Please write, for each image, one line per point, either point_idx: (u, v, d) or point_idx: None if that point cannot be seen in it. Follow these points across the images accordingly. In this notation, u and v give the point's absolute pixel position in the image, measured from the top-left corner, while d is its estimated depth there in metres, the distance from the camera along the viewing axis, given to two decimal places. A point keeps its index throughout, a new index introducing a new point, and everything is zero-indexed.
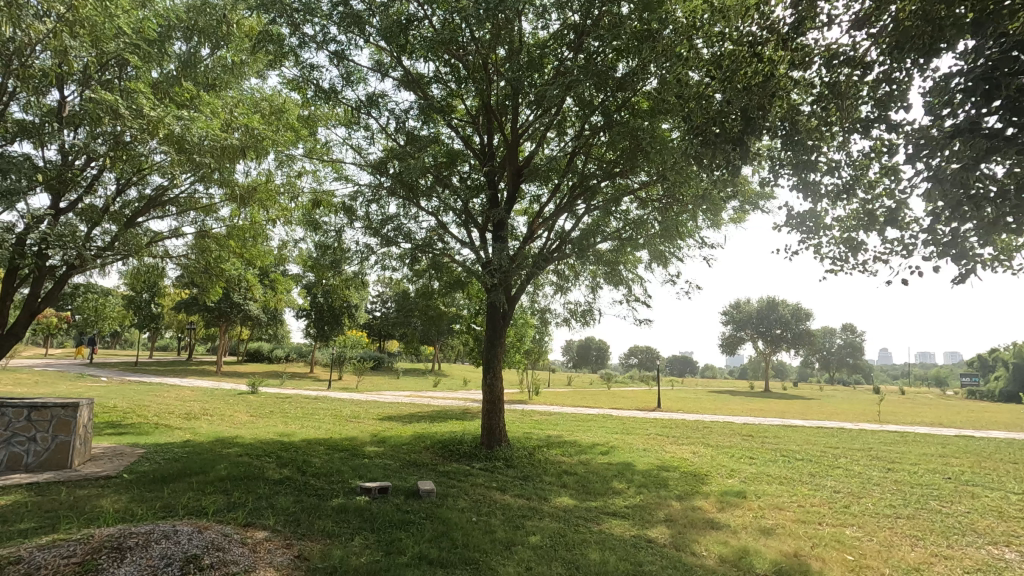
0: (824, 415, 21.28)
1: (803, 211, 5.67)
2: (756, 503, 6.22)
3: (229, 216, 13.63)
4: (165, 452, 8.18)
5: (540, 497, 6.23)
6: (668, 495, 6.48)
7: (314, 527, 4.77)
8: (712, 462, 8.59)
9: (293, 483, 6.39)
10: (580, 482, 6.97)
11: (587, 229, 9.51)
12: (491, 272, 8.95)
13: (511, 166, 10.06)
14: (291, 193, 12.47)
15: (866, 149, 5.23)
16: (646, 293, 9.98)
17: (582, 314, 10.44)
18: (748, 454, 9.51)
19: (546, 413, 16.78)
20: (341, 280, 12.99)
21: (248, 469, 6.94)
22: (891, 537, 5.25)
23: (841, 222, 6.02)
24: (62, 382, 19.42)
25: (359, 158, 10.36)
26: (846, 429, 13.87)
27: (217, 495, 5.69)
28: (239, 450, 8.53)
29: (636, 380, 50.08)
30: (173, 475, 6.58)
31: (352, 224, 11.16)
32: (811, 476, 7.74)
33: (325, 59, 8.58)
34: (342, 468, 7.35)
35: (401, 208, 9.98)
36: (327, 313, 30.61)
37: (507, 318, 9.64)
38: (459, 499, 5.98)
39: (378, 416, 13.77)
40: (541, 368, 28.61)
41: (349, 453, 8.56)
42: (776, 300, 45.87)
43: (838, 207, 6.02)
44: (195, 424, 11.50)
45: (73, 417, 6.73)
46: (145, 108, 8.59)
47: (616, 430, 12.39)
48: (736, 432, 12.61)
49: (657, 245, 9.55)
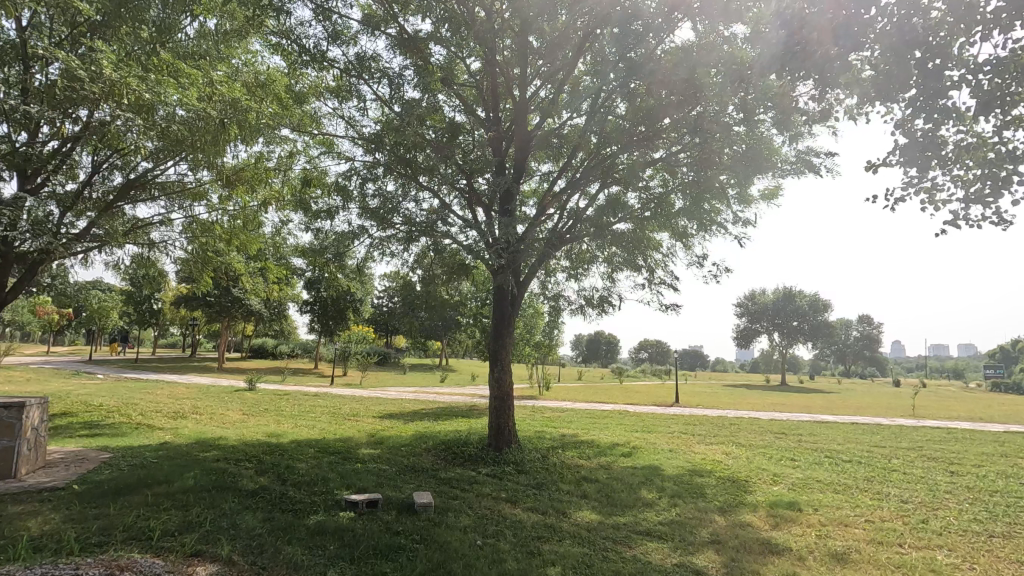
0: (850, 409, 20.10)
1: (924, 134, 4.59)
2: (817, 518, 5.21)
3: (217, 202, 12.75)
4: (134, 456, 7.27)
5: (558, 511, 5.27)
6: (708, 507, 5.50)
7: (280, 558, 3.84)
8: (750, 465, 7.60)
9: (267, 496, 5.47)
10: (603, 492, 6.00)
11: (606, 204, 8.54)
12: (499, 251, 7.95)
13: (519, 134, 9.13)
14: (283, 173, 11.55)
15: (999, 58, 4.26)
16: (671, 276, 8.95)
17: (598, 301, 9.48)
18: (787, 455, 8.50)
19: (558, 409, 15.80)
20: (338, 271, 12.12)
21: (220, 478, 6.03)
22: (997, 565, 4.26)
23: (968, 158, 4.86)
24: (54, 380, 18.81)
25: (353, 131, 9.43)
26: (885, 425, 12.76)
27: (172, 513, 4.76)
28: (217, 454, 7.61)
29: (648, 374, 49.04)
30: (130, 485, 5.66)
31: (346, 206, 10.22)
32: (869, 483, 6.72)
33: (309, 13, 7.68)
34: (329, 475, 6.42)
35: (400, 187, 9.07)
36: (331, 307, 29.85)
37: (517, 307, 8.65)
38: (462, 515, 5.03)
39: (378, 414, 12.88)
40: (550, 363, 27.69)
41: (340, 457, 7.62)
42: (792, 290, 44.55)
43: (965, 137, 4.88)
44: (179, 424, 10.62)
45: (18, 420, 5.82)
46: (108, 71, 7.67)
47: (635, 427, 11.39)
48: (766, 429, 11.60)
49: (688, 220, 8.61)
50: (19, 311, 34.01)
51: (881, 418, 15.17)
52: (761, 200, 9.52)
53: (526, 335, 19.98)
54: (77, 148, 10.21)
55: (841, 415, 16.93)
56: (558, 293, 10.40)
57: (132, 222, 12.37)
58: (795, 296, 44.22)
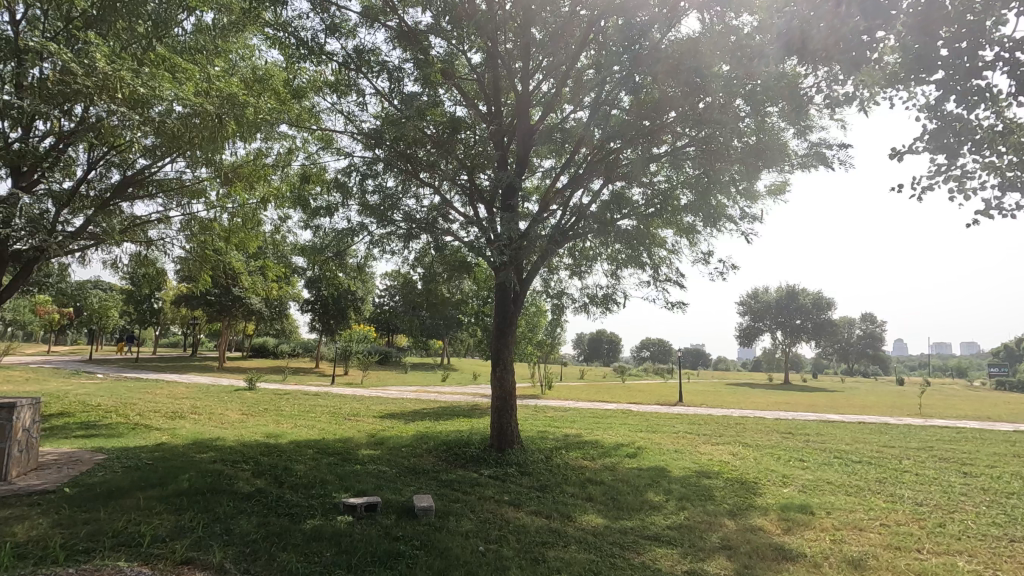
0: (856, 408, 20.01)
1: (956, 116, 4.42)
2: (831, 522, 5.04)
3: (216, 200, 12.61)
4: (129, 458, 7.12)
5: (563, 515, 5.11)
6: (717, 510, 5.34)
7: (273, 566, 3.68)
8: (758, 466, 7.44)
9: (263, 499, 5.31)
10: (609, 495, 5.83)
11: (609, 201, 8.38)
12: (501, 248, 7.80)
13: (522, 127, 8.93)
14: (282, 169, 11.40)
15: None
16: (677, 273, 8.78)
17: (602, 299, 9.32)
18: (796, 455, 8.33)
19: (561, 408, 15.63)
20: (339, 270, 11.97)
21: (216, 480, 5.88)
22: (1021, 571, 4.09)
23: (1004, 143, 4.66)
24: (53, 380, 18.70)
25: (352, 127, 9.27)
26: (893, 424, 12.58)
27: (164, 517, 4.60)
28: (214, 455, 7.46)
29: (651, 372, 48.88)
30: (123, 488, 5.50)
31: (346, 203, 10.06)
32: (881, 484, 6.55)
33: (307, 6, 7.54)
34: (327, 477, 6.26)
35: (400, 184, 8.92)
36: (332, 305, 29.76)
37: (519, 304, 8.49)
38: (463, 519, 4.87)
39: (379, 413, 12.72)
40: (552, 362, 27.55)
41: (340, 458, 7.46)
42: (795, 288, 44.33)
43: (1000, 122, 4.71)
44: (177, 425, 10.48)
45: (9, 421, 5.67)
46: (103, 66, 7.54)
47: (640, 427, 11.22)
48: (772, 429, 11.42)
49: (694, 216, 8.44)
50: (21, 312, 34.00)
51: (888, 417, 14.98)
52: (768, 196, 9.35)
53: (528, 333, 19.82)
54: (74, 145, 10.08)
55: (847, 414, 16.71)
56: (561, 291, 10.25)
57: (130, 220, 12.24)
58: (799, 294, 44.00)
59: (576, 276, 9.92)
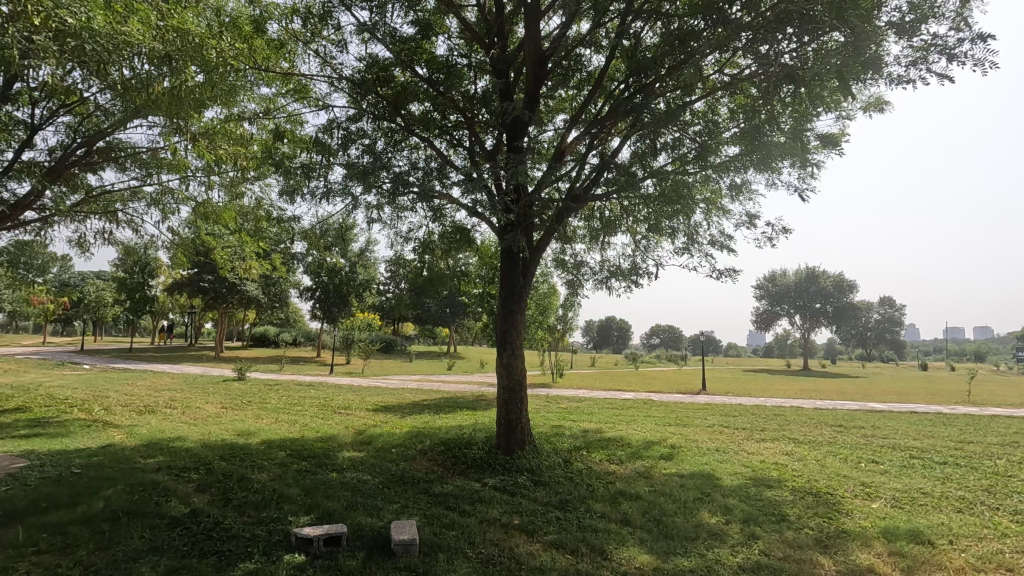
0: (895, 395, 18.48)
1: None
2: (964, 560, 3.68)
3: (186, 172, 11.15)
4: (54, 466, 5.79)
5: (593, 549, 3.76)
6: (803, 540, 3.98)
7: None
8: (825, 471, 6.06)
9: (192, 526, 4.00)
10: (649, 516, 4.47)
11: (639, 149, 6.88)
12: (507, 206, 6.36)
13: (533, 60, 7.33)
14: (259, 131, 9.98)
15: None
16: (720, 236, 7.31)
17: (628, 271, 7.89)
18: (864, 455, 6.93)
19: (575, 399, 14.28)
20: (331, 252, 10.59)
21: (142, 498, 4.55)
22: None
23: None
24: (34, 372, 17.51)
25: (330, 71, 7.78)
26: (953, 415, 11.10)
27: (36, 562, 3.29)
28: (163, 460, 6.17)
29: (662, 359, 47.19)
30: (12, 512, 4.19)
31: (330, 165, 8.63)
32: (996, 496, 5.15)
33: None
34: (289, 492, 4.93)
35: (387, 138, 7.46)
36: (332, 293, 28.59)
37: (529, 276, 7.07)
38: (457, 558, 3.54)
39: (373, 407, 11.41)
40: (563, 350, 26.23)
41: (314, 464, 6.13)
42: (815, 272, 42.61)
43: None
44: (141, 422, 9.19)
45: None
46: None
47: (667, 421, 9.83)
48: (820, 421, 10.00)
49: (743, 169, 6.90)
50: (17, 304, 32.94)
51: (938, 406, 13.40)
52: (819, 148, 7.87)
53: (539, 317, 18.43)
54: (14, 100, 8.62)
55: (890, 402, 15.19)
56: (577, 265, 8.83)
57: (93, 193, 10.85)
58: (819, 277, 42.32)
59: (596, 245, 8.53)
